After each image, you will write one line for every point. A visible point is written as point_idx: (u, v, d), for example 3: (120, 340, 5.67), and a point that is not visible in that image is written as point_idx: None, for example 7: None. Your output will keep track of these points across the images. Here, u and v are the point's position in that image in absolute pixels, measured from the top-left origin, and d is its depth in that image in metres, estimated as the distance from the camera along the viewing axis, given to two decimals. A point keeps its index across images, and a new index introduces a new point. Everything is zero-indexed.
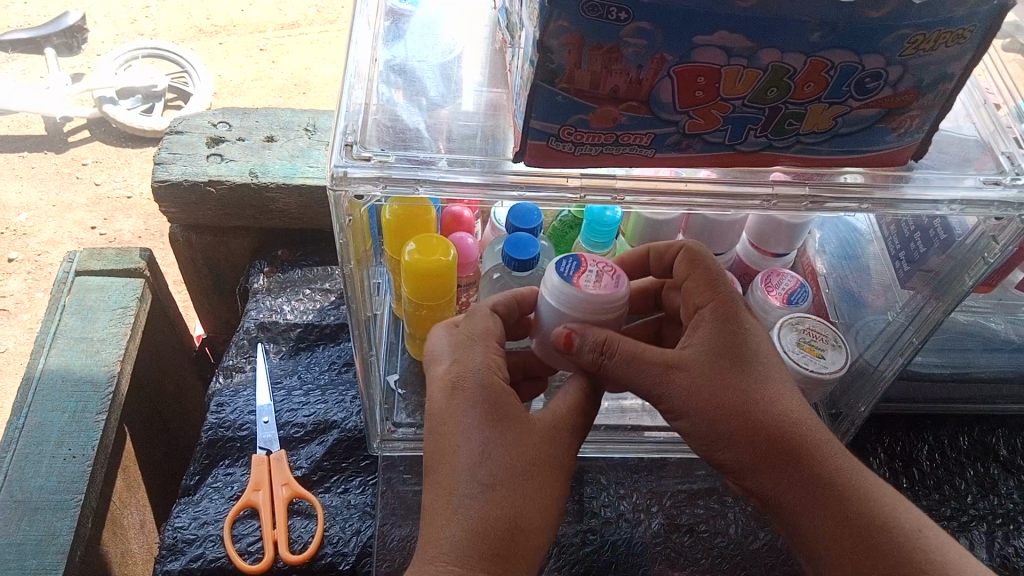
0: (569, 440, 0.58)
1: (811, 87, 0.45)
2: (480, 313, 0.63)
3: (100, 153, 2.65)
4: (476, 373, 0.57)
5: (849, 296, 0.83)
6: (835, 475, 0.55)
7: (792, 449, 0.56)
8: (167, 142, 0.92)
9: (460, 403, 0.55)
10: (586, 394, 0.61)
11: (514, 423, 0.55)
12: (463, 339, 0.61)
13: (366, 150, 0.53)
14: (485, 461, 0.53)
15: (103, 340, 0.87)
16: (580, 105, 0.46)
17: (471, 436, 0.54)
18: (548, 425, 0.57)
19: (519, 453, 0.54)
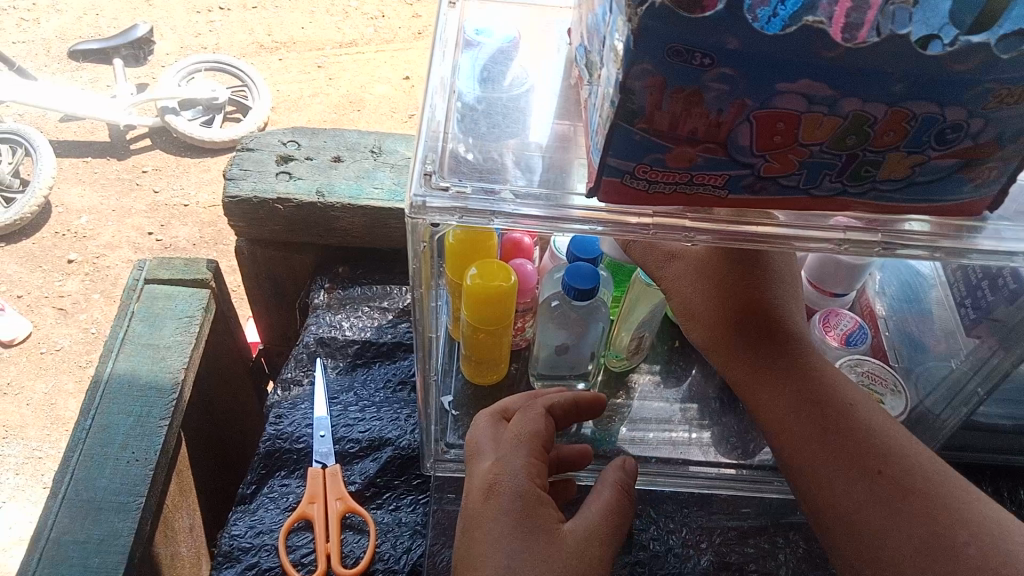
0: (600, 550, 0.65)
1: (891, 135, 0.46)
2: (533, 414, 0.71)
3: (161, 161, 2.73)
4: (514, 481, 0.65)
5: (910, 341, 0.83)
6: (849, 400, 0.66)
7: (809, 367, 0.68)
8: (239, 159, 0.95)
9: (495, 511, 0.63)
10: (615, 505, 0.68)
11: (544, 535, 0.63)
12: (510, 442, 0.69)
13: (445, 181, 0.54)
14: (513, 574, 0.60)
15: (169, 347, 0.90)
16: (658, 145, 0.47)
17: (500, 547, 0.61)
18: (579, 539, 0.64)
19: (546, 567, 0.61)
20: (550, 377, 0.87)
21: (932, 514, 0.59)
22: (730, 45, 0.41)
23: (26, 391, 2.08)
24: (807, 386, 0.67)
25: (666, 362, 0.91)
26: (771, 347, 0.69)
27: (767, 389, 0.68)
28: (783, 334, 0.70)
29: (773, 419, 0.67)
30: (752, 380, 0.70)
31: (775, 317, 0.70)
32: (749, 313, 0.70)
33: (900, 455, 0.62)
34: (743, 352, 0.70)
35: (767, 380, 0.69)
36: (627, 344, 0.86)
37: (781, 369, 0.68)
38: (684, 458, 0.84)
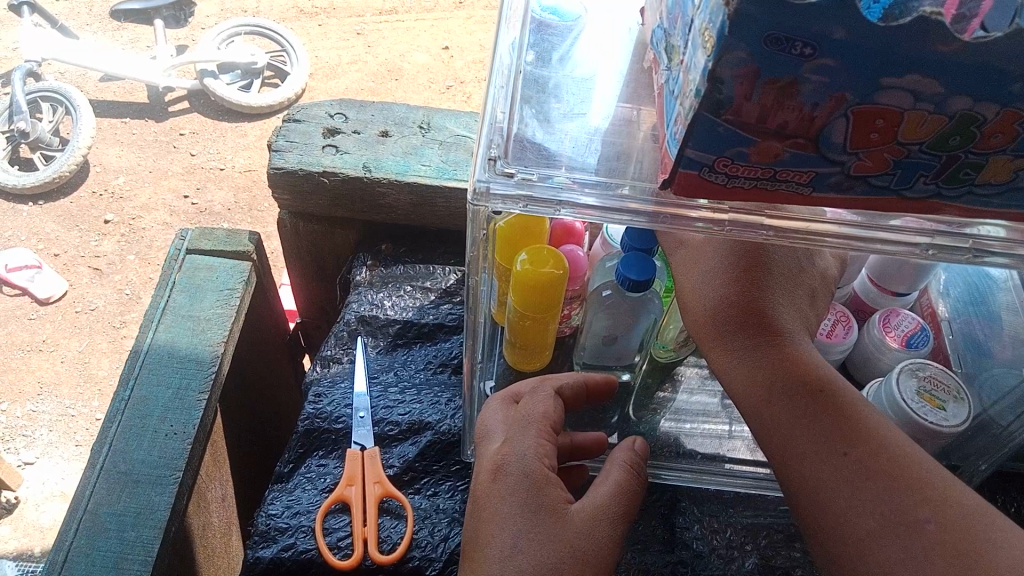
0: (610, 527, 0.62)
1: (999, 137, 0.42)
2: (543, 394, 0.70)
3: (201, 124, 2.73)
4: (522, 461, 0.63)
5: (974, 346, 0.79)
6: (826, 381, 0.61)
7: (787, 347, 0.63)
8: (284, 130, 0.93)
9: (501, 492, 0.62)
10: (626, 482, 0.65)
11: (549, 516, 0.61)
12: (518, 422, 0.68)
13: (510, 166, 0.51)
14: (518, 555, 0.59)
15: (209, 319, 0.89)
16: (742, 138, 0.44)
17: (506, 529, 0.60)
18: (588, 518, 0.61)
19: (551, 550, 0.59)
20: (595, 367, 0.84)
21: (903, 497, 0.54)
22: (834, 34, 0.38)
23: (61, 348, 2.10)
24: (786, 365, 0.62)
25: None
26: (751, 330, 0.63)
27: (742, 371, 0.63)
28: (768, 317, 0.64)
29: (748, 399, 0.62)
30: (728, 361, 0.64)
31: (762, 299, 0.64)
32: (736, 298, 0.63)
33: (873, 436, 0.58)
34: (728, 334, 0.64)
35: (744, 363, 0.63)
36: (675, 336, 0.82)
37: (761, 349, 0.63)
38: (728, 454, 0.81)
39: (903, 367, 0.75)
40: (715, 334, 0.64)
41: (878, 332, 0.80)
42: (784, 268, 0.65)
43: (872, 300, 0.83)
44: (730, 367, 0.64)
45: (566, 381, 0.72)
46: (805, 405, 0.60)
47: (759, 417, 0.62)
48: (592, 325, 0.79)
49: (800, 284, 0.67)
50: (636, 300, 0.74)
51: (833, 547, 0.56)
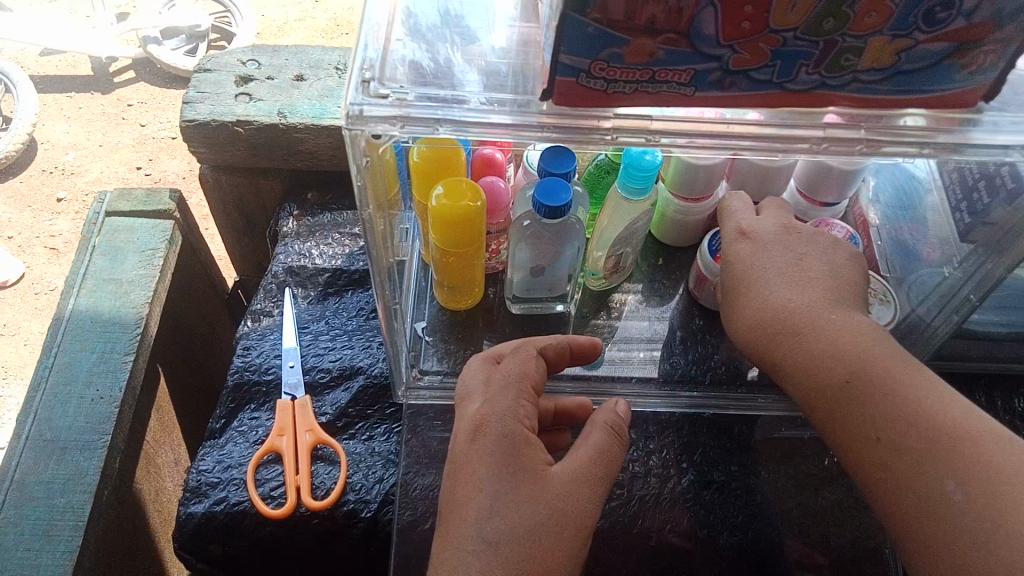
0: (590, 491, 0.57)
1: (873, 16, 0.41)
2: (525, 353, 0.64)
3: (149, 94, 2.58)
4: (504, 421, 0.57)
5: (903, 250, 0.79)
6: (813, 356, 0.58)
7: (786, 344, 0.60)
8: (195, 81, 0.91)
9: (480, 453, 0.56)
10: (606, 446, 0.60)
11: (529, 477, 0.55)
12: (498, 381, 0.61)
13: (384, 87, 0.49)
14: (498, 515, 0.53)
15: (131, 282, 0.88)
16: (614, 37, 0.42)
17: (484, 489, 0.54)
18: (567, 481, 0.57)
19: (531, 511, 0.54)
20: (527, 300, 0.82)
21: (929, 469, 0.50)
22: None
23: (22, 331, 2.00)
24: (808, 368, 0.58)
25: (649, 281, 0.88)
26: (776, 350, 0.60)
27: (795, 389, 0.59)
28: (775, 334, 0.61)
29: (810, 414, 0.59)
30: (787, 384, 0.60)
31: (770, 316, 0.61)
32: (751, 331, 0.62)
33: (898, 414, 0.53)
34: (775, 360, 0.61)
35: (794, 381, 0.59)
36: (604, 264, 0.82)
37: (792, 362, 0.59)
38: (663, 376, 0.81)
39: None
40: (769, 362, 0.61)
41: None
42: (790, 271, 0.63)
43: (802, 212, 0.82)
44: (791, 388, 0.60)
45: (549, 343, 0.67)
46: (808, 398, 0.58)
47: (810, 411, 0.59)
48: (515, 256, 0.77)
49: (784, 264, 0.64)
50: (557, 227, 0.73)
51: (898, 538, 0.51)
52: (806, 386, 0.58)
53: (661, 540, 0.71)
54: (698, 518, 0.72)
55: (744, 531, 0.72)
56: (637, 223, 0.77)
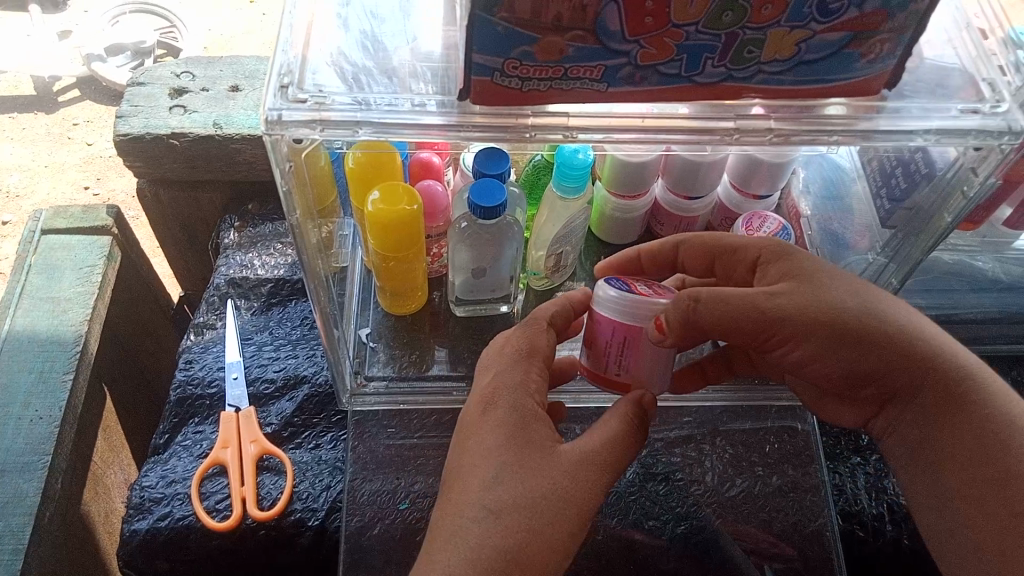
0: (599, 474, 0.53)
1: (769, 9, 0.43)
2: (540, 321, 0.61)
3: (89, 96, 2.05)
4: (514, 397, 0.55)
5: (833, 239, 0.80)
6: (995, 413, 0.55)
7: (959, 388, 0.56)
8: (128, 95, 0.91)
9: (485, 423, 0.54)
10: (626, 434, 0.55)
11: (537, 450, 0.53)
12: (511, 354, 0.59)
13: (302, 92, 0.49)
14: (504, 484, 0.51)
15: (69, 299, 0.88)
16: (523, 36, 0.43)
17: (491, 459, 0.52)
18: (574, 459, 0.53)
19: (534, 483, 0.51)
20: (470, 302, 0.82)
21: None
22: None
23: None
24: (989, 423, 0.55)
25: (591, 279, 0.89)
26: (951, 388, 0.56)
27: (964, 432, 0.55)
28: (948, 371, 0.56)
29: (972, 464, 0.55)
30: (954, 423, 0.56)
31: (941, 351, 0.57)
32: (917, 351, 0.56)
33: None
34: (947, 395, 0.56)
35: (965, 425, 0.56)
36: (544, 263, 0.82)
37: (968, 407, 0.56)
38: None
39: None
40: (932, 394, 0.57)
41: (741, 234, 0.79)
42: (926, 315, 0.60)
43: (735, 205, 0.83)
44: (959, 430, 0.56)
45: (553, 308, 0.63)
46: (979, 450, 0.55)
47: (972, 462, 0.55)
48: (455, 258, 0.77)
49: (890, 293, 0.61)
50: (493, 228, 0.74)
51: None
52: (985, 437, 0.55)
53: (608, 532, 0.72)
54: (644, 510, 0.74)
55: (688, 520, 0.73)
56: (574, 221, 0.78)
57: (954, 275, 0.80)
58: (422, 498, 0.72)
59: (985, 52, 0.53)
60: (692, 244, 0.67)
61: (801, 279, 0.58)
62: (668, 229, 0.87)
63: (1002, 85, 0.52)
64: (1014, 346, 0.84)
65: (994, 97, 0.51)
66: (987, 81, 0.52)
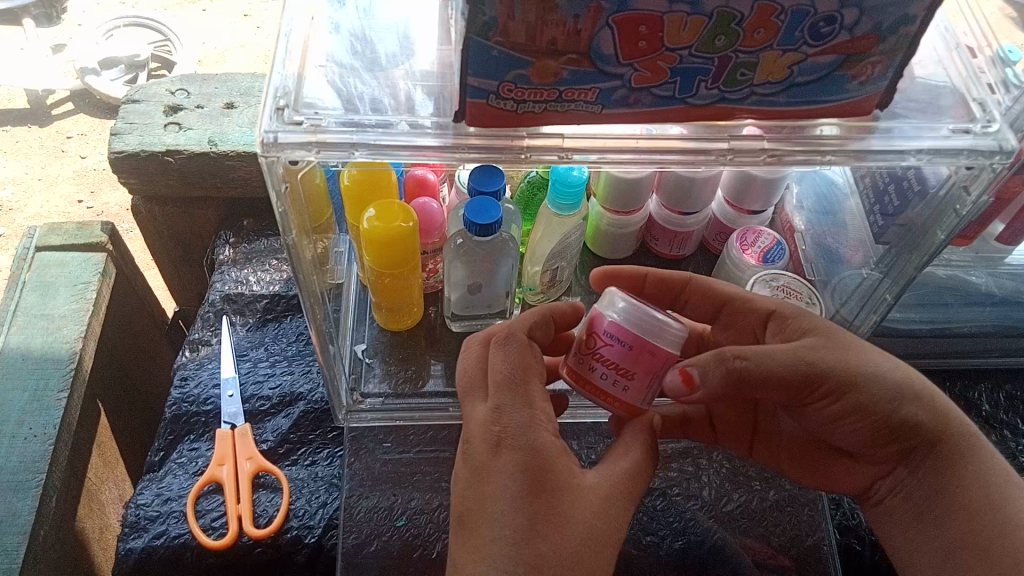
0: (624, 509, 0.52)
1: (760, 33, 0.43)
2: (520, 339, 0.56)
3: (83, 110, 2.03)
4: (529, 434, 0.52)
5: (826, 253, 0.81)
6: (999, 467, 0.57)
7: (966, 442, 0.57)
8: (123, 112, 0.91)
9: (505, 466, 0.50)
10: (643, 466, 0.54)
11: (562, 492, 0.50)
12: (510, 381, 0.54)
13: (298, 114, 0.50)
14: (541, 535, 0.48)
15: (64, 316, 0.88)
16: (518, 59, 0.44)
17: (521, 508, 0.48)
18: (601, 499, 0.51)
19: (569, 533, 0.49)
20: (467, 317, 0.83)
21: None
22: None
23: None
24: (993, 475, 0.56)
25: (587, 294, 0.89)
26: (959, 440, 0.57)
27: (973, 480, 0.56)
28: (958, 427, 0.58)
29: (982, 508, 0.55)
30: (965, 474, 0.57)
31: (952, 411, 0.59)
32: (933, 408, 0.58)
33: None
34: (955, 447, 0.57)
35: (971, 475, 0.56)
36: (540, 278, 0.83)
37: (973, 459, 0.57)
38: None
39: (757, 279, 0.77)
40: (941, 448, 0.57)
41: (735, 249, 0.80)
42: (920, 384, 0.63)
43: (730, 221, 0.84)
44: (968, 478, 0.56)
45: (531, 319, 0.59)
46: (986, 496, 0.56)
47: (980, 509, 0.55)
48: (451, 275, 0.77)
49: None
50: (489, 245, 0.74)
51: None
52: (990, 486, 0.56)
53: None
54: (641, 525, 0.74)
55: (684, 535, 0.73)
56: (569, 237, 0.78)
57: (947, 289, 0.81)
58: (419, 514, 0.72)
59: (974, 72, 0.54)
60: (708, 290, 0.68)
61: (828, 335, 0.59)
62: (662, 244, 0.87)
63: (992, 105, 0.52)
64: (1008, 359, 0.85)
65: (985, 117, 0.51)
66: (977, 101, 0.53)
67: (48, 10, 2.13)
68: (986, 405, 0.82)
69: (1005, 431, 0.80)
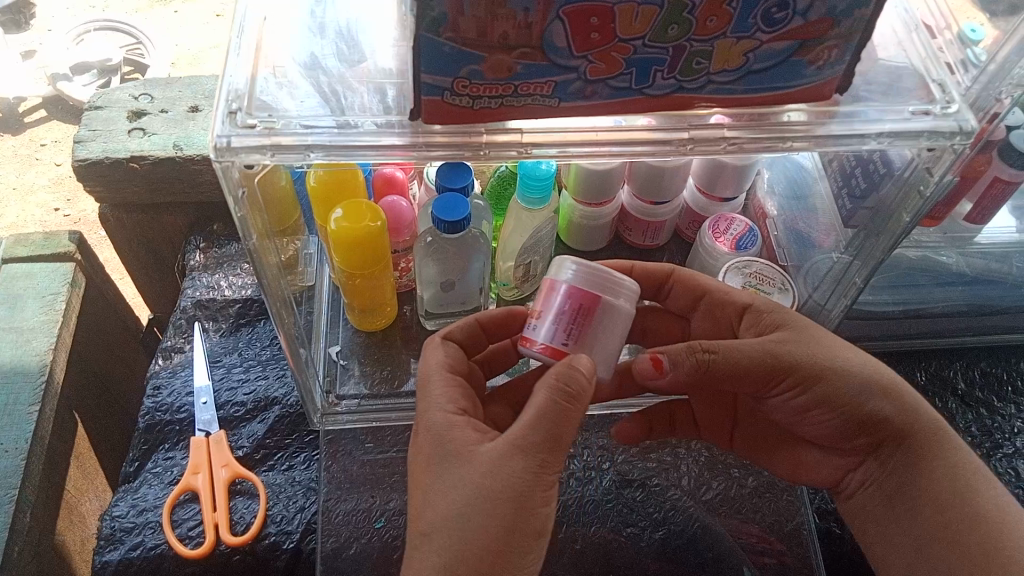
0: (521, 459, 0.50)
1: (714, 21, 0.43)
2: (433, 344, 0.62)
3: (56, 116, 2.00)
4: (431, 414, 0.56)
5: (798, 238, 0.81)
6: (967, 462, 0.57)
7: (933, 437, 0.58)
8: (86, 119, 0.90)
9: (418, 448, 0.55)
10: (547, 412, 0.51)
11: (458, 458, 0.52)
12: (423, 375, 0.60)
13: (251, 117, 0.49)
14: (435, 503, 0.51)
15: (33, 328, 0.87)
16: (470, 55, 0.43)
17: (423, 482, 0.53)
18: (495, 457, 0.51)
19: (456, 494, 0.51)
20: (439, 314, 0.82)
21: None
22: None
23: None
24: (959, 470, 0.57)
25: None
26: (924, 434, 0.58)
27: (939, 475, 0.57)
28: (924, 421, 0.58)
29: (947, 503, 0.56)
30: (931, 468, 0.57)
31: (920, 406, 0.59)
32: (900, 402, 0.58)
33: None
34: (921, 440, 0.58)
35: (937, 469, 0.57)
36: (513, 272, 0.82)
37: (938, 454, 0.57)
38: None
39: (729, 266, 0.77)
40: (908, 441, 0.58)
41: (707, 238, 0.80)
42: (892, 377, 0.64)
43: (703, 209, 0.84)
44: (935, 472, 0.57)
45: (455, 326, 0.66)
46: (952, 490, 0.56)
47: (946, 504, 0.56)
48: (423, 273, 0.77)
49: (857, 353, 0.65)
50: (459, 242, 0.73)
51: None
52: (955, 480, 0.56)
53: (586, 543, 0.72)
54: (621, 517, 0.73)
55: (666, 525, 0.73)
56: (540, 231, 0.78)
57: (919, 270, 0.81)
58: (398, 515, 0.71)
59: (934, 52, 0.54)
60: (688, 280, 0.68)
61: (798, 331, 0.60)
62: (636, 234, 0.87)
63: (951, 85, 0.52)
64: (982, 338, 0.85)
65: (944, 98, 0.51)
66: (937, 82, 0.53)
67: (16, 16, 2.09)
68: (962, 383, 0.82)
69: (982, 409, 0.80)
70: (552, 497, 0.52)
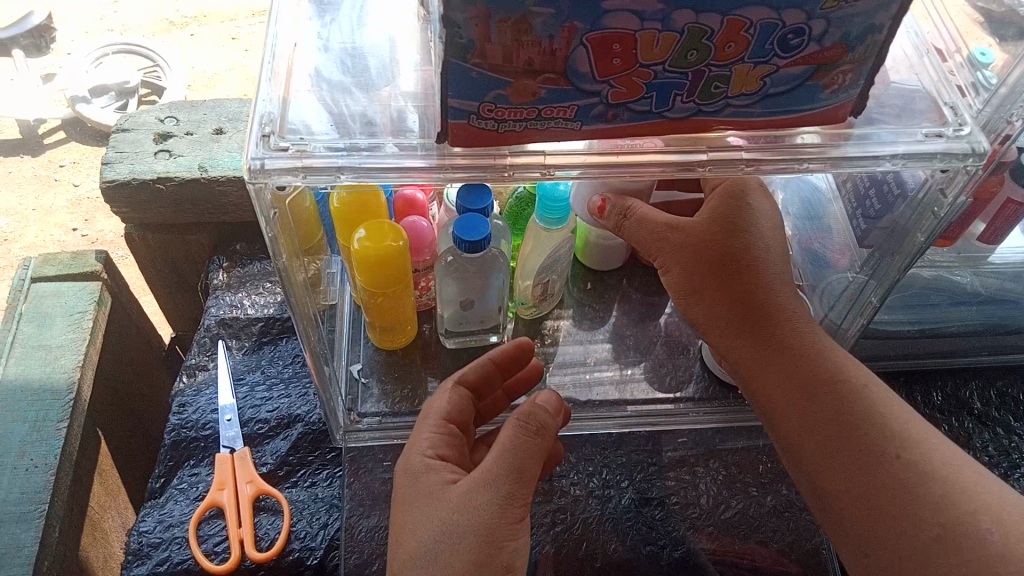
0: (487, 490, 0.54)
1: (732, 47, 0.44)
2: (441, 391, 0.66)
3: (76, 137, 2.03)
4: (411, 458, 0.60)
5: (814, 258, 0.82)
6: (829, 366, 0.60)
7: (795, 339, 0.62)
8: (114, 142, 0.92)
9: (398, 494, 0.59)
10: (513, 443, 0.56)
11: (431, 497, 0.56)
12: (422, 419, 0.64)
13: (284, 140, 0.51)
14: (408, 543, 0.54)
15: (61, 346, 0.89)
16: (497, 80, 0.45)
17: (399, 527, 0.56)
18: (464, 491, 0.55)
19: (426, 530, 0.54)
20: (461, 334, 0.83)
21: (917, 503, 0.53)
22: None
23: None
24: (812, 371, 0.60)
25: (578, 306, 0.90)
26: (782, 336, 0.62)
27: (788, 371, 0.61)
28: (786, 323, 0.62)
29: (791, 398, 0.60)
30: (783, 366, 0.61)
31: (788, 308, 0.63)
32: (763, 302, 0.63)
33: (895, 446, 0.56)
34: (782, 340, 0.62)
35: (789, 365, 0.61)
36: (531, 292, 0.84)
37: (797, 353, 0.61)
38: (599, 398, 0.83)
39: None
40: (768, 338, 0.62)
41: None
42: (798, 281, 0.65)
43: None
44: (785, 370, 0.61)
45: (471, 367, 0.68)
46: (804, 389, 0.60)
47: (794, 400, 0.60)
48: (443, 293, 0.78)
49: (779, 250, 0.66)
50: (479, 262, 0.75)
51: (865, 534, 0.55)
52: (805, 379, 0.60)
53: (606, 561, 0.72)
54: (641, 535, 0.74)
55: (686, 543, 0.73)
56: (558, 251, 0.79)
57: (934, 290, 0.82)
58: None
59: (945, 75, 0.55)
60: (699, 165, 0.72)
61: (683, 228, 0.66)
62: None
63: (962, 107, 0.53)
64: (998, 357, 0.86)
65: (956, 120, 0.52)
66: (949, 104, 0.54)
67: (36, 40, 2.12)
68: (978, 402, 0.83)
69: (998, 428, 0.81)
70: (522, 533, 0.54)
